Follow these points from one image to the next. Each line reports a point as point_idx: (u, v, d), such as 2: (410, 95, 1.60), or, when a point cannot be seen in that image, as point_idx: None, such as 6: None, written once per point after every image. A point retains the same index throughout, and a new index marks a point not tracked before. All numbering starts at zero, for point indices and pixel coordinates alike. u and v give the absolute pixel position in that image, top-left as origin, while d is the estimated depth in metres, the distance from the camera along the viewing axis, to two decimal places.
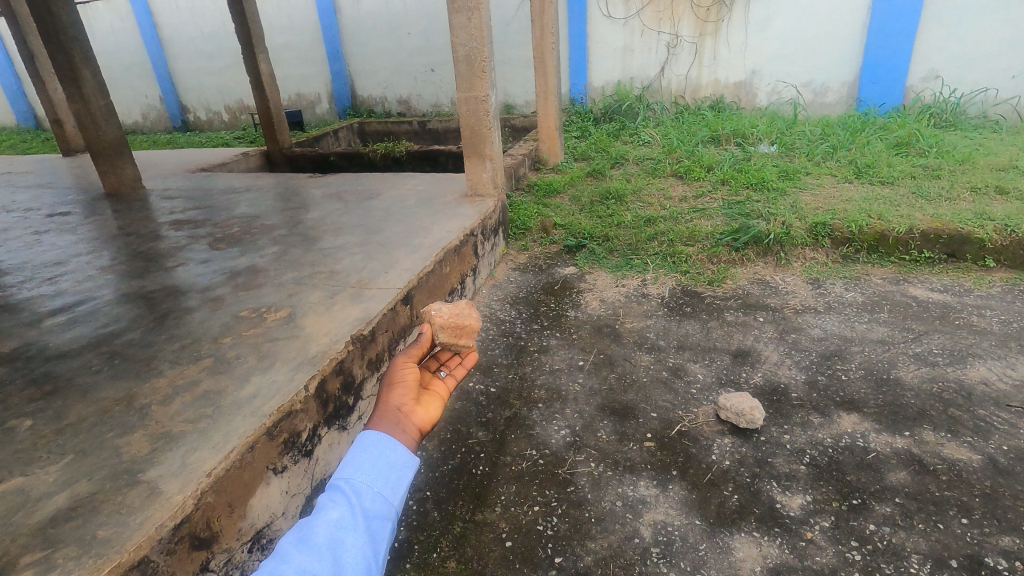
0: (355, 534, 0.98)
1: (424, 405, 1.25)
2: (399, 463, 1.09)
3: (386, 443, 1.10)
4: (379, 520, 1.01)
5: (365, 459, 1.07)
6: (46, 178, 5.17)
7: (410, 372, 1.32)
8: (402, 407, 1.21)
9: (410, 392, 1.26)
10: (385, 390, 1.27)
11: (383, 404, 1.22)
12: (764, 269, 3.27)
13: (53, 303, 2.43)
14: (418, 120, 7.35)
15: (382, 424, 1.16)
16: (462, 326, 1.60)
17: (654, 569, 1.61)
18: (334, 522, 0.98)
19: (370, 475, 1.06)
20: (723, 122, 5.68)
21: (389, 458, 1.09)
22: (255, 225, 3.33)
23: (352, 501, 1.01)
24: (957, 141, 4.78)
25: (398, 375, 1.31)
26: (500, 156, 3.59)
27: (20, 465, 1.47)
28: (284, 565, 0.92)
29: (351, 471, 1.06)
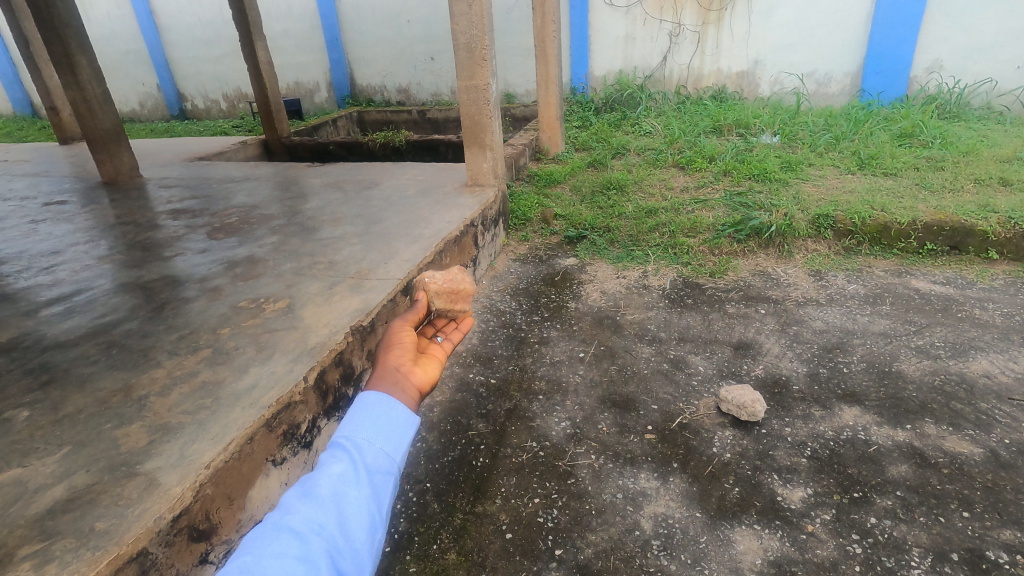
0: (358, 488, 0.92)
1: (423, 365, 1.18)
2: (402, 420, 1.02)
3: (387, 403, 1.03)
4: (383, 474, 0.96)
5: (365, 416, 1.01)
6: (43, 166, 5.13)
7: (408, 334, 1.25)
8: (401, 366, 1.14)
9: (409, 352, 1.19)
10: (382, 350, 1.19)
11: (381, 363, 1.14)
12: (766, 260, 3.26)
13: (50, 292, 2.41)
14: (418, 109, 7.30)
15: (381, 383, 1.08)
16: (457, 291, 1.59)
17: (654, 562, 1.61)
18: (336, 476, 0.93)
19: (372, 431, 0.99)
20: (725, 112, 5.63)
21: (391, 415, 1.02)
22: (253, 215, 3.30)
23: (354, 455, 0.96)
24: (961, 132, 4.75)
25: (397, 335, 1.23)
26: (501, 146, 3.56)
27: (17, 456, 1.45)
28: (287, 517, 0.87)
29: (353, 427, 1.00)
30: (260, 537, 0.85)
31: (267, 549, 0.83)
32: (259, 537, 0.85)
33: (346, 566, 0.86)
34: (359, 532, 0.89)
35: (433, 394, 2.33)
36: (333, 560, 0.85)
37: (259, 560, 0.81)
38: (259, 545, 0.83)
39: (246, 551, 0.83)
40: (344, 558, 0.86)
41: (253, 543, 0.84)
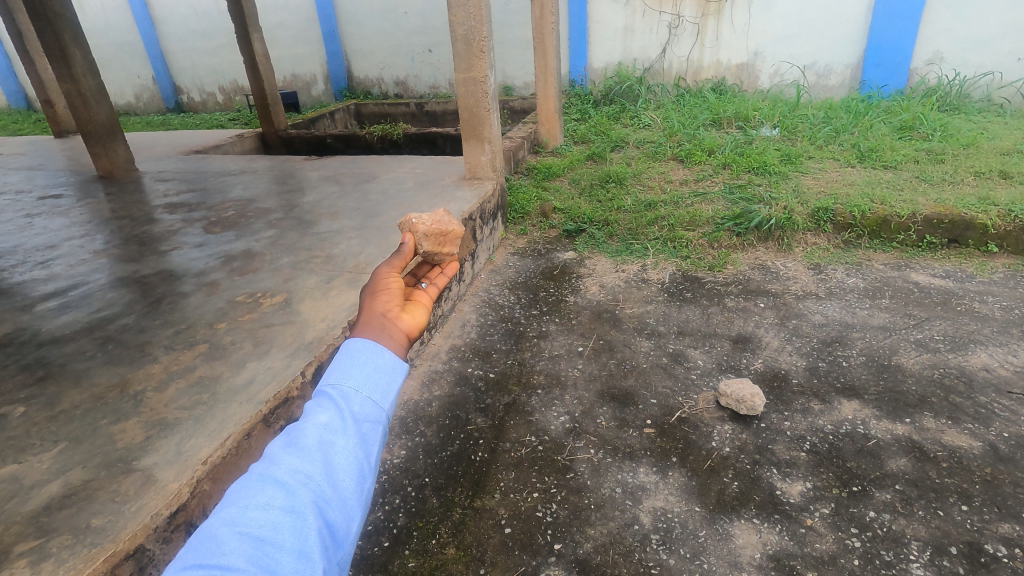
0: (345, 437, 0.80)
1: (412, 310, 1.01)
2: (389, 367, 0.88)
3: (373, 349, 0.88)
4: (373, 423, 0.83)
5: (350, 362, 0.87)
6: (38, 159, 5.09)
7: (394, 276, 1.06)
8: (388, 312, 0.97)
9: (396, 296, 1.02)
10: (365, 295, 1.02)
11: (365, 309, 0.97)
12: (765, 254, 3.25)
13: (45, 287, 2.40)
14: (416, 102, 7.26)
15: (365, 330, 0.92)
16: (445, 233, 1.52)
17: (654, 556, 1.60)
18: (322, 424, 0.80)
19: (360, 377, 0.85)
20: (724, 105, 5.60)
21: (378, 361, 0.87)
22: (250, 209, 3.28)
23: (341, 403, 0.82)
24: (961, 124, 4.73)
25: (381, 279, 1.05)
26: (499, 138, 3.53)
27: (14, 452, 1.45)
28: (271, 468, 0.75)
29: (337, 373, 0.86)
30: (242, 489, 0.73)
31: (251, 501, 0.71)
32: (242, 489, 0.73)
33: (336, 517, 0.74)
34: (349, 482, 0.77)
35: (432, 388, 2.32)
36: (322, 512, 0.74)
37: (242, 513, 0.70)
38: (242, 497, 0.72)
39: (227, 504, 0.72)
40: (334, 509, 0.75)
41: (235, 496, 0.73)
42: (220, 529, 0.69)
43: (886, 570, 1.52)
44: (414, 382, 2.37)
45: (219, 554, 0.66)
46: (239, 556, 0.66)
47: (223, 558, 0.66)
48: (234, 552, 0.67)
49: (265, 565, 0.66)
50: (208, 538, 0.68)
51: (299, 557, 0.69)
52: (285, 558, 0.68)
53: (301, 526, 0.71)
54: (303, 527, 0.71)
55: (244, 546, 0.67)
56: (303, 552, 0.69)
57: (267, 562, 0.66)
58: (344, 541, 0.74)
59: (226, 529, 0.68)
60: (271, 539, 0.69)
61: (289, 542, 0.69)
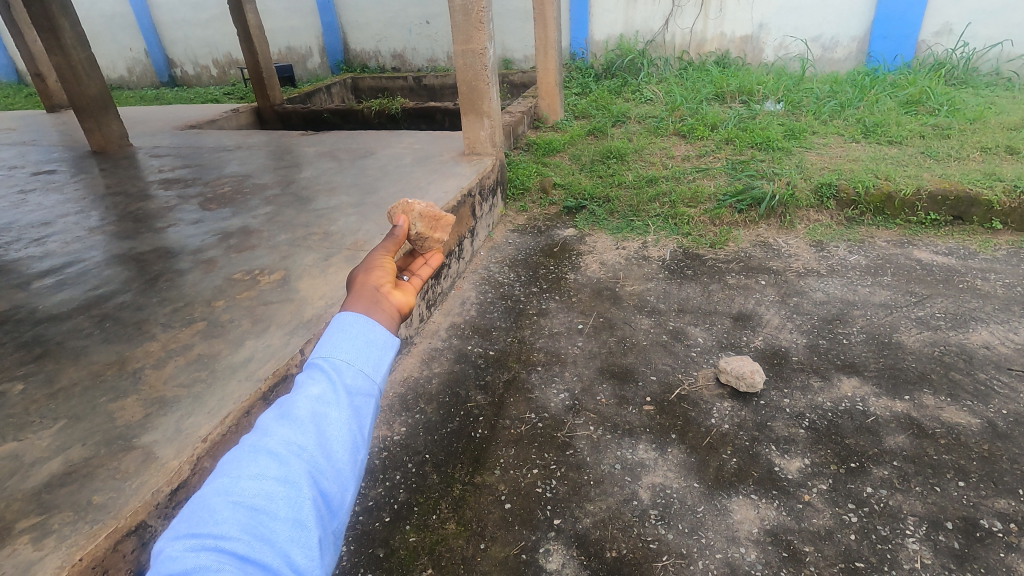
0: (338, 409, 0.78)
1: (403, 289, 0.98)
2: (381, 342, 0.85)
3: (365, 324, 0.86)
4: (366, 396, 0.81)
5: (341, 335, 0.84)
6: (30, 135, 5.01)
7: (387, 256, 1.04)
8: (380, 286, 0.95)
9: (389, 272, 0.99)
10: (357, 271, 0.99)
11: (357, 283, 0.95)
12: (767, 230, 3.22)
13: (41, 265, 2.37)
14: (413, 75, 7.14)
15: (357, 303, 0.90)
16: (439, 217, 1.47)
17: (652, 531, 1.62)
18: (314, 396, 0.78)
19: (352, 350, 0.83)
20: (728, 79, 5.51)
21: (369, 335, 0.85)
22: (247, 185, 3.24)
23: (333, 375, 0.80)
24: (968, 98, 4.65)
25: (374, 257, 1.03)
26: (499, 113, 3.47)
27: (13, 429, 1.44)
28: (263, 439, 0.74)
29: (329, 346, 0.83)
30: (235, 460, 0.72)
31: (243, 472, 0.71)
32: (234, 459, 0.72)
33: (330, 487, 0.74)
34: (343, 453, 0.76)
35: (432, 365, 2.32)
36: (316, 482, 0.73)
37: (235, 483, 0.69)
38: (233, 467, 0.71)
39: (219, 475, 0.71)
40: (328, 479, 0.74)
41: (227, 466, 0.72)
42: (212, 500, 0.68)
43: (881, 545, 1.54)
44: (414, 359, 2.36)
45: (212, 523, 0.66)
46: (232, 526, 0.66)
47: (217, 527, 0.66)
48: (228, 521, 0.66)
49: (259, 535, 0.66)
50: (200, 507, 0.68)
51: (294, 526, 0.68)
52: (280, 527, 0.67)
53: (295, 496, 0.70)
54: (297, 496, 0.70)
55: (238, 516, 0.67)
56: (297, 522, 0.69)
57: (261, 532, 0.66)
58: (339, 510, 0.73)
59: (219, 498, 0.68)
60: (265, 508, 0.68)
61: (283, 511, 0.68)
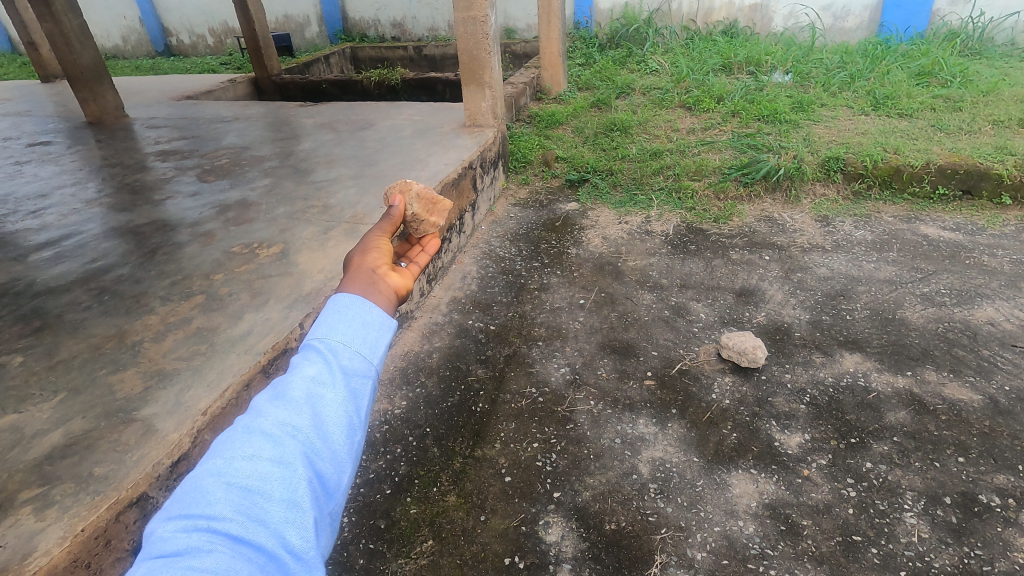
0: (334, 391, 0.77)
1: (401, 272, 0.96)
2: (377, 323, 0.84)
3: (362, 305, 0.84)
4: (363, 377, 0.79)
5: (337, 317, 0.83)
6: (26, 105, 4.93)
7: (384, 238, 1.02)
8: (378, 267, 0.93)
9: (386, 254, 0.98)
10: (354, 253, 0.97)
11: (354, 264, 0.93)
12: (772, 205, 3.18)
13: (38, 236, 2.35)
14: (414, 45, 6.99)
15: (354, 284, 0.88)
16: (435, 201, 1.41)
17: (652, 504, 1.63)
18: (310, 377, 0.77)
19: (348, 331, 0.81)
20: (736, 49, 5.38)
21: (366, 317, 0.83)
22: (245, 157, 3.20)
23: (329, 356, 0.79)
24: (982, 69, 4.54)
25: (371, 239, 1.01)
26: (500, 84, 3.39)
27: (14, 402, 1.44)
28: (258, 419, 0.73)
29: (325, 327, 0.82)
30: (228, 441, 0.71)
31: (236, 452, 0.70)
32: (228, 440, 0.71)
33: (327, 469, 0.73)
34: (339, 434, 0.75)
35: (432, 340, 2.31)
36: (311, 463, 0.72)
37: (228, 463, 0.68)
38: (228, 448, 0.70)
39: (213, 456, 0.70)
40: (324, 461, 0.73)
41: (220, 447, 0.71)
42: (205, 481, 0.67)
43: (880, 519, 1.55)
44: (414, 333, 2.36)
45: (205, 504, 0.65)
46: (225, 506, 0.65)
47: (209, 508, 0.65)
48: (221, 502, 0.65)
49: (252, 516, 0.65)
50: (192, 488, 0.67)
51: (289, 507, 0.67)
52: (274, 508, 0.66)
53: (289, 477, 0.69)
54: (292, 477, 0.69)
55: (231, 496, 0.66)
56: (292, 503, 0.68)
57: (254, 513, 0.65)
58: (335, 492, 0.73)
59: (212, 479, 0.67)
60: (259, 489, 0.67)
61: (278, 493, 0.67)
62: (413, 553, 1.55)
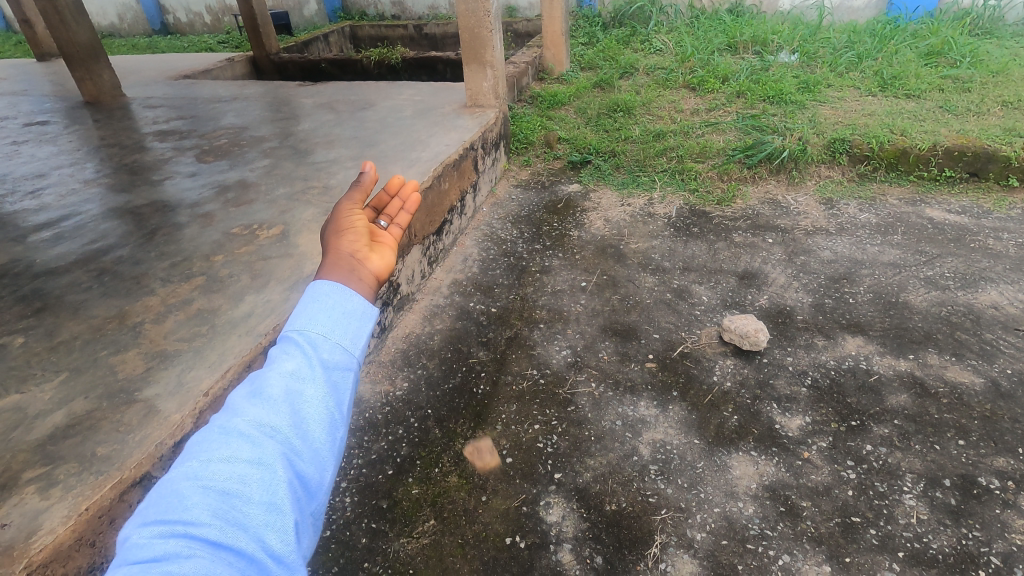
0: (314, 386, 0.77)
1: (381, 249, 0.95)
2: (358, 312, 0.84)
3: (341, 293, 0.84)
4: (343, 371, 0.80)
5: (317, 307, 0.82)
6: (22, 84, 4.87)
7: (358, 211, 0.98)
8: (356, 251, 0.91)
9: (362, 233, 0.95)
10: (329, 234, 0.95)
11: (331, 249, 0.92)
12: (776, 187, 3.14)
13: (38, 217, 2.33)
14: (414, 24, 6.88)
15: (333, 272, 0.87)
16: None
17: (652, 485, 1.64)
18: (288, 373, 0.77)
19: (327, 323, 0.81)
20: (742, 28, 5.29)
21: (346, 306, 0.83)
22: (244, 137, 3.16)
23: (308, 351, 0.79)
24: (992, 49, 4.46)
25: (345, 215, 0.97)
26: (502, 63, 3.33)
27: (16, 382, 1.44)
28: (234, 420, 0.73)
29: (304, 320, 0.81)
30: (205, 442, 0.71)
31: (213, 455, 0.69)
32: (205, 441, 0.71)
33: (307, 468, 0.73)
34: (320, 431, 0.75)
35: (433, 322, 2.31)
36: (292, 463, 0.72)
37: (206, 466, 0.68)
38: (204, 450, 0.70)
39: (190, 458, 0.70)
40: (304, 460, 0.73)
41: (197, 449, 0.70)
42: (182, 484, 0.67)
43: (879, 501, 1.56)
44: (415, 315, 2.35)
45: (181, 508, 0.64)
46: (203, 510, 0.64)
47: (186, 512, 0.64)
48: (198, 505, 0.65)
49: (231, 519, 0.65)
50: (169, 492, 0.66)
51: (269, 509, 0.67)
52: (254, 511, 0.66)
53: (269, 478, 0.69)
54: (272, 478, 0.69)
55: (208, 499, 0.65)
56: (272, 504, 0.68)
57: (233, 516, 0.65)
58: (316, 491, 0.73)
59: (189, 483, 0.66)
60: (237, 491, 0.67)
61: (258, 494, 0.67)
62: (415, 532, 1.56)
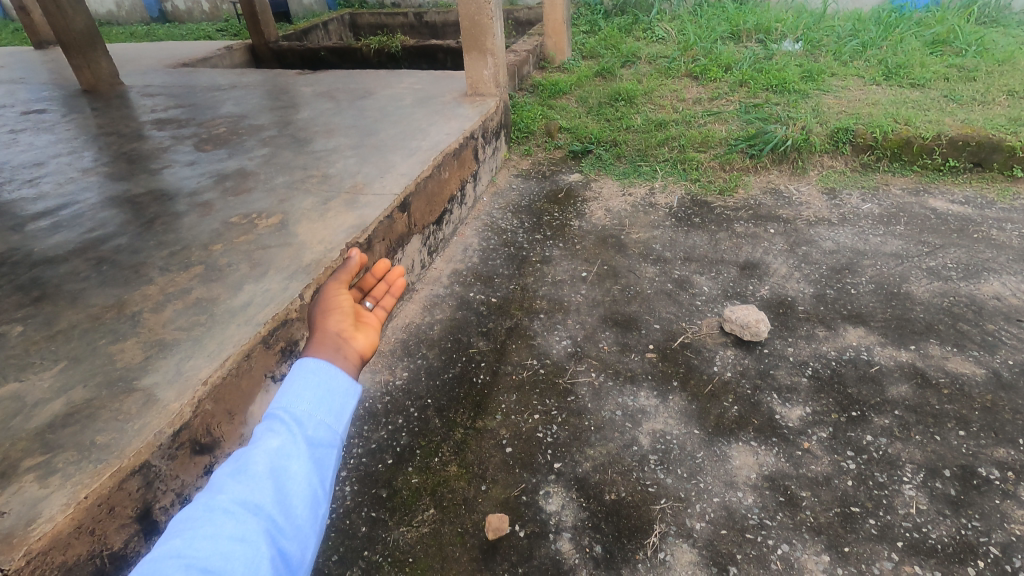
0: (298, 463, 0.83)
1: (365, 329, 1.04)
2: (342, 390, 0.92)
3: (327, 370, 0.93)
4: (326, 448, 0.86)
5: (303, 386, 0.90)
6: (19, 72, 4.84)
7: (343, 296, 1.08)
8: (341, 332, 1.00)
9: (347, 314, 1.05)
10: (317, 317, 1.04)
11: (318, 330, 1.01)
12: (779, 177, 3.12)
13: (36, 206, 2.32)
14: (414, 12, 6.82)
15: (319, 352, 0.96)
16: None
17: (652, 475, 1.64)
18: (273, 450, 0.83)
19: (312, 402, 0.89)
20: (745, 16, 5.24)
21: (330, 385, 0.91)
22: (242, 126, 3.14)
23: (293, 428, 0.86)
24: (998, 38, 4.41)
25: (331, 300, 1.07)
26: (502, 52, 3.30)
27: (14, 370, 1.44)
28: (219, 496, 0.79)
29: (290, 399, 0.89)
30: (190, 520, 0.76)
31: (199, 532, 0.74)
32: (189, 519, 0.76)
33: (289, 545, 0.78)
34: (302, 508, 0.81)
35: (433, 312, 2.30)
36: (274, 539, 0.77)
37: (191, 544, 0.73)
38: (189, 527, 0.75)
39: (175, 536, 0.74)
40: (287, 536, 0.78)
41: (182, 527, 0.75)
42: (167, 562, 0.72)
43: (878, 491, 1.55)
44: (414, 305, 2.35)
45: None
46: None
47: None
48: None
49: None
50: (154, 570, 0.71)
51: None
52: None
53: (251, 555, 0.74)
54: (255, 554, 0.74)
55: None
56: None
57: None
58: (297, 568, 0.77)
59: (175, 561, 0.71)
60: (221, 568, 0.72)
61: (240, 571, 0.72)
62: (415, 521, 1.57)
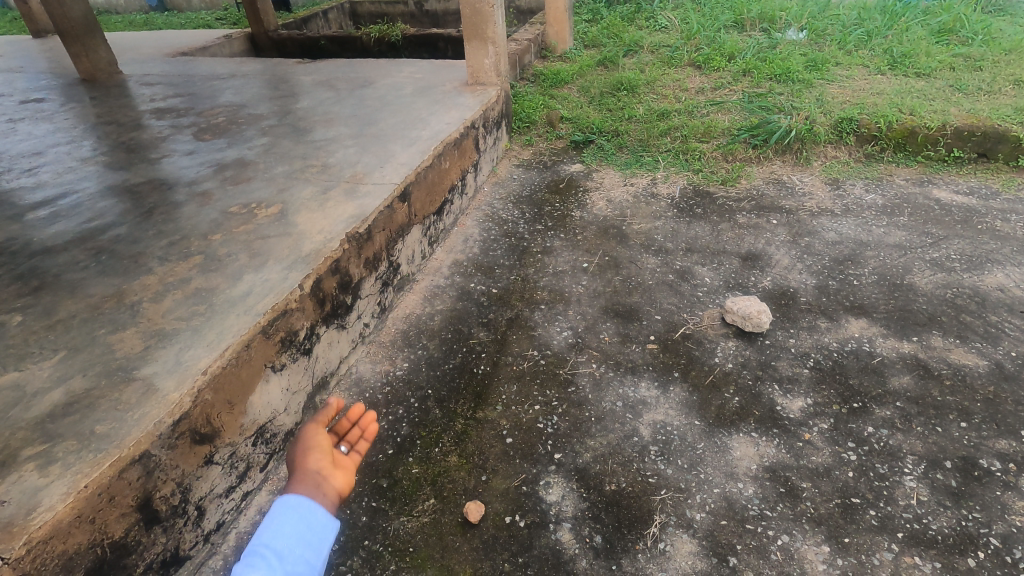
0: None
1: (341, 468, 1.21)
2: (321, 523, 1.07)
3: (307, 505, 1.08)
4: None
5: (285, 520, 1.05)
6: (17, 61, 4.81)
7: (321, 434, 1.25)
8: (320, 470, 1.17)
9: (326, 454, 1.22)
10: (298, 456, 1.21)
11: (300, 468, 1.17)
12: (781, 167, 3.10)
13: (34, 195, 2.31)
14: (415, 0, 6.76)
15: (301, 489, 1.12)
16: None
17: (652, 466, 1.64)
18: None
19: (292, 537, 1.03)
20: (749, 4, 5.18)
21: (310, 520, 1.06)
22: (241, 115, 3.12)
23: (273, 560, 0.98)
24: (1005, 27, 4.36)
25: (311, 439, 1.24)
26: (503, 40, 3.27)
27: (14, 360, 1.44)
28: None
29: (271, 533, 1.03)
30: None
31: None
32: None
33: None
34: None
35: (434, 303, 2.30)
36: None
37: None
38: None
39: None
40: None
41: None
42: None
43: (879, 482, 1.55)
44: (415, 296, 2.34)
45: None
46: None
47: None
48: None
49: None
50: None
51: None
52: None
53: None
54: None
55: None
56: None
57: None
58: None
59: None
60: None
61: None
62: (415, 511, 1.57)
